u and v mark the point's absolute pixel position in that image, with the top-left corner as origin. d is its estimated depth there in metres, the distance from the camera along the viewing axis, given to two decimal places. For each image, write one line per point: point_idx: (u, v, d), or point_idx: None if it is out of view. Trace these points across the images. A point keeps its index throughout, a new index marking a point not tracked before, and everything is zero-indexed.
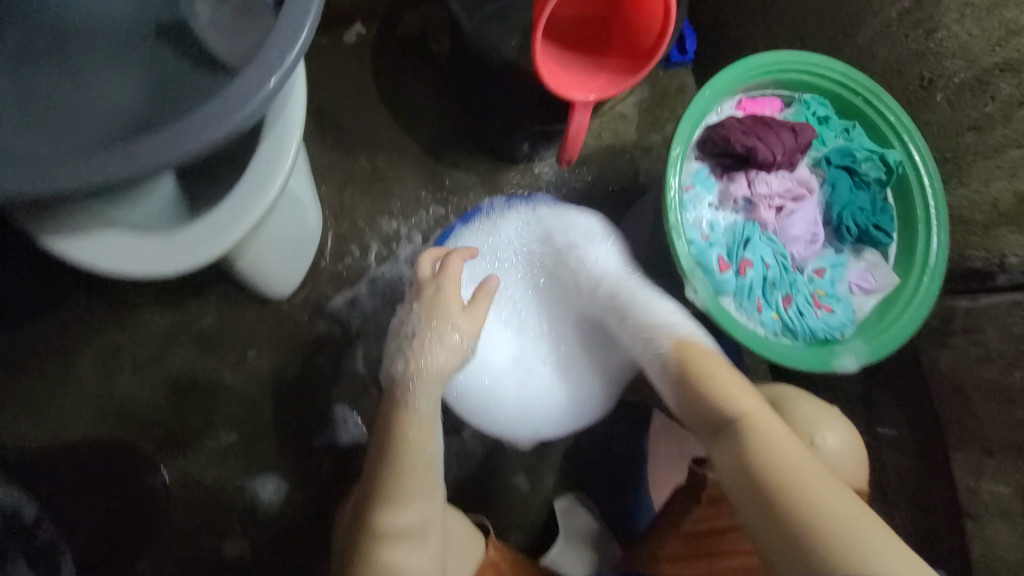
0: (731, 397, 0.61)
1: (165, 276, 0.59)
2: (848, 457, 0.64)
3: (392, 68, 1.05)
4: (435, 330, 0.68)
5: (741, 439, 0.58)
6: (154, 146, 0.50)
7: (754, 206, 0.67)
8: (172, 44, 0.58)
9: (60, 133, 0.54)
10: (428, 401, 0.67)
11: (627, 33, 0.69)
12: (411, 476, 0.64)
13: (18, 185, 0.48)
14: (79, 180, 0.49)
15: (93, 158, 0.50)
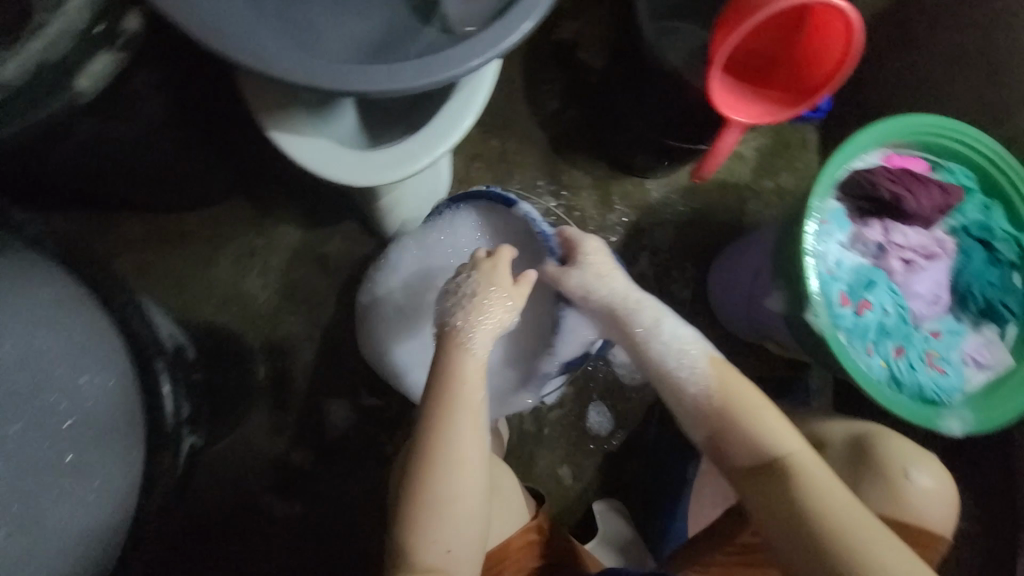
0: (762, 421, 0.62)
1: (350, 184, 0.68)
2: (938, 496, 0.62)
3: (539, 67, 1.14)
4: (486, 304, 0.68)
5: (783, 479, 0.58)
6: (374, 74, 0.57)
7: (884, 253, 0.69)
8: (413, 5, 0.70)
9: (297, 40, 0.62)
10: (479, 357, 0.67)
11: (793, 70, 0.74)
12: (472, 431, 0.65)
13: (247, 60, 0.54)
14: (301, 78, 0.55)
15: (320, 64, 0.56)
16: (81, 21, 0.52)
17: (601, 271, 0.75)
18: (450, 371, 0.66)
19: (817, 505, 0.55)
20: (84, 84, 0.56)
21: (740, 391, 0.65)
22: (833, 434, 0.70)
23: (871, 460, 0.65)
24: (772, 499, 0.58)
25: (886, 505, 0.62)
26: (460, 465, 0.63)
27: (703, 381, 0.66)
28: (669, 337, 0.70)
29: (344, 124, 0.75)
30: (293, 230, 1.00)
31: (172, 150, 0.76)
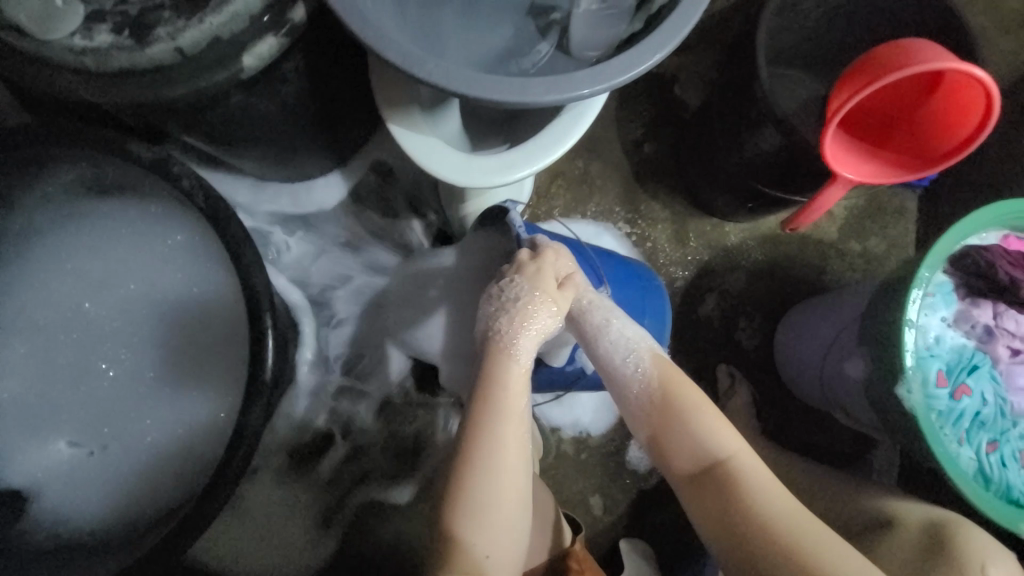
0: (705, 423, 0.67)
1: (452, 181, 0.72)
2: None
3: (636, 97, 1.14)
4: (531, 308, 0.67)
5: (726, 479, 0.65)
6: (503, 85, 0.60)
7: (992, 339, 0.65)
8: (539, 24, 0.72)
9: (432, 48, 0.67)
10: (522, 364, 0.67)
11: (911, 136, 0.72)
12: (517, 437, 0.66)
13: (397, 60, 0.59)
14: (438, 80, 0.59)
15: (456, 69, 0.60)
16: (255, 7, 0.59)
17: (568, 273, 0.71)
18: (495, 378, 0.66)
19: (753, 501, 0.64)
20: (248, 62, 0.62)
21: (679, 386, 0.68)
22: (908, 515, 0.65)
23: (942, 552, 0.59)
24: (727, 504, 0.65)
25: None
26: (505, 474, 0.64)
27: (647, 377, 0.69)
28: (617, 334, 0.70)
29: (450, 127, 0.79)
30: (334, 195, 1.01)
31: (297, 130, 0.82)
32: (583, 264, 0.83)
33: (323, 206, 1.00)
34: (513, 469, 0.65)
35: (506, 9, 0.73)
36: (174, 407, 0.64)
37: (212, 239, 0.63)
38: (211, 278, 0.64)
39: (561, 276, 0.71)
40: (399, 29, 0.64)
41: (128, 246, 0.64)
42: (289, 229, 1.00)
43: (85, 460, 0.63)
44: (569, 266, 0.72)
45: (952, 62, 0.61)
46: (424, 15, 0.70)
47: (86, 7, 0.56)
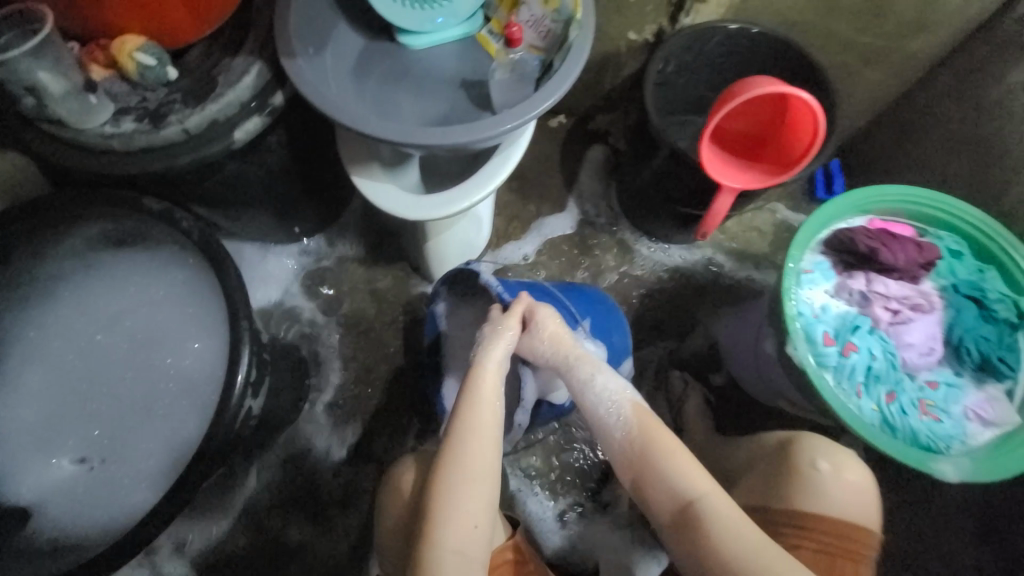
0: (677, 464, 0.66)
1: (405, 216, 0.87)
2: (851, 483, 0.69)
3: (576, 148, 1.30)
4: (494, 342, 0.74)
5: (702, 522, 0.63)
6: (432, 133, 0.77)
7: (869, 302, 0.75)
8: (469, 93, 0.89)
9: (379, 114, 0.85)
10: (486, 403, 0.70)
11: (778, 151, 0.89)
12: (478, 476, 0.66)
13: (348, 121, 0.77)
14: (381, 135, 0.77)
15: (395, 126, 0.78)
16: (243, 96, 0.78)
17: (560, 331, 0.76)
18: (459, 415, 0.69)
19: (729, 544, 0.61)
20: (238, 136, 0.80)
21: (656, 433, 0.68)
22: (768, 441, 0.80)
23: (786, 459, 0.74)
24: (692, 543, 0.63)
25: (801, 493, 0.69)
26: (462, 513, 0.64)
27: (627, 427, 0.69)
28: (603, 387, 0.72)
29: (411, 180, 0.95)
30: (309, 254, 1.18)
31: (281, 193, 0.98)
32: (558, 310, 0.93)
33: (295, 252, 1.18)
34: (472, 505, 0.65)
35: (440, 83, 0.90)
36: (160, 423, 0.73)
37: (198, 274, 0.76)
38: (194, 309, 0.75)
39: (551, 332, 0.76)
40: (352, 102, 0.82)
41: (134, 288, 0.77)
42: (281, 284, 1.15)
43: (86, 474, 0.72)
44: (562, 325, 0.77)
45: (780, 86, 0.78)
46: (374, 92, 0.88)
47: (116, 106, 0.76)
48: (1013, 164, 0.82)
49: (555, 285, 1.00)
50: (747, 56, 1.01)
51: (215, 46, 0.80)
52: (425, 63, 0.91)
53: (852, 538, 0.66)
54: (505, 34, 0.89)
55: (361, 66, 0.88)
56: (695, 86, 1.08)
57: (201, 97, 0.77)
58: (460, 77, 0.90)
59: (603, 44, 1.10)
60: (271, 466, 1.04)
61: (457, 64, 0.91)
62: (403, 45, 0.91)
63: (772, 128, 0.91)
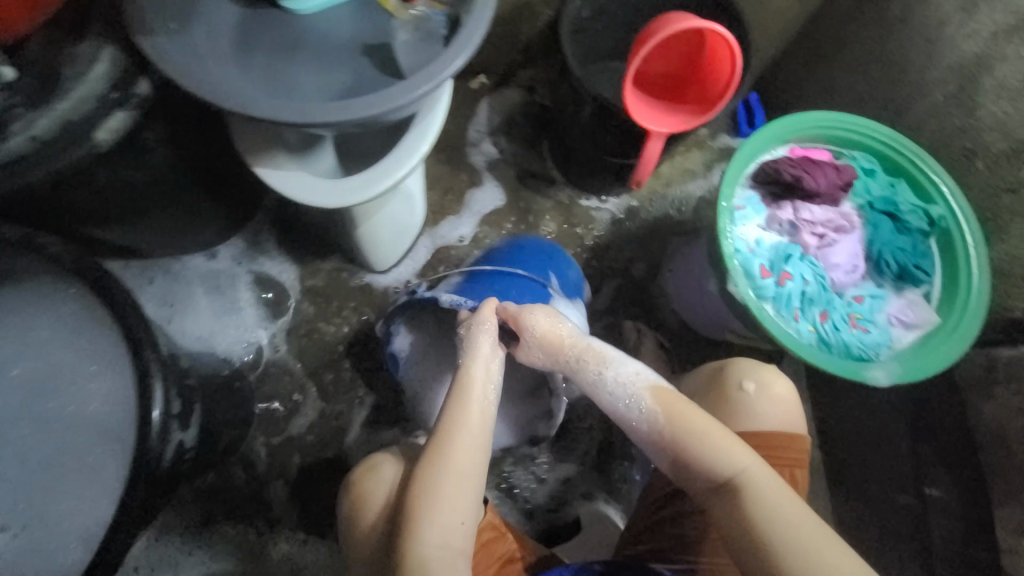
0: (709, 441, 0.63)
1: (323, 205, 0.80)
2: (785, 398, 0.73)
3: (503, 108, 1.23)
4: (477, 341, 0.70)
5: (741, 497, 0.59)
6: (334, 109, 0.69)
7: (797, 230, 0.78)
8: (373, 59, 0.80)
9: (272, 92, 0.75)
10: (477, 409, 0.67)
11: (700, 87, 0.88)
12: (464, 475, 0.63)
13: (234, 105, 0.67)
14: (274, 117, 0.67)
15: (291, 103, 0.69)
16: (99, 87, 0.67)
17: (557, 331, 0.72)
18: (451, 422, 0.65)
19: (764, 511, 0.58)
20: (102, 137, 0.69)
21: (686, 413, 0.66)
22: (702, 371, 0.82)
23: (715, 386, 0.77)
24: (728, 517, 0.60)
25: (734, 416, 0.73)
26: (445, 515, 0.61)
27: (652, 414, 0.67)
28: (616, 379, 0.70)
29: (325, 162, 0.86)
30: (228, 263, 1.09)
31: (179, 195, 0.88)
32: (528, 283, 0.92)
33: (218, 260, 1.09)
34: (451, 503, 0.62)
35: (340, 51, 0.80)
36: (76, 475, 0.64)
37: (87, 303, 0.66)
38: (87, 345, 0.65)
39: (548, 334, 0.72)
40: (236, 81, 0.72)
41: (14, 329, 0.67)
42: (208, 297, 1.07)
43: (7, 543, 0.63)
44: (557, 322, 0.73)
45: (694, 21, 0.76)
46: (262, 67, 0.77)
47: None
48: (914, 79, 0.85)
49: (491, 265, 0.94)
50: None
51: (54, 32, 0.68)
52: (319, 29, 0.81)
53: (788, 446, 0.70)
54: None
55: (243, 40, 0.77)
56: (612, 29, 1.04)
57: (46, 95, 0.65)
58: (360, 41, 0.81)
59: None
60: (233, 488, 0.99)
61: (354, 28, 0.81)
62: (287, 11, 0.80)
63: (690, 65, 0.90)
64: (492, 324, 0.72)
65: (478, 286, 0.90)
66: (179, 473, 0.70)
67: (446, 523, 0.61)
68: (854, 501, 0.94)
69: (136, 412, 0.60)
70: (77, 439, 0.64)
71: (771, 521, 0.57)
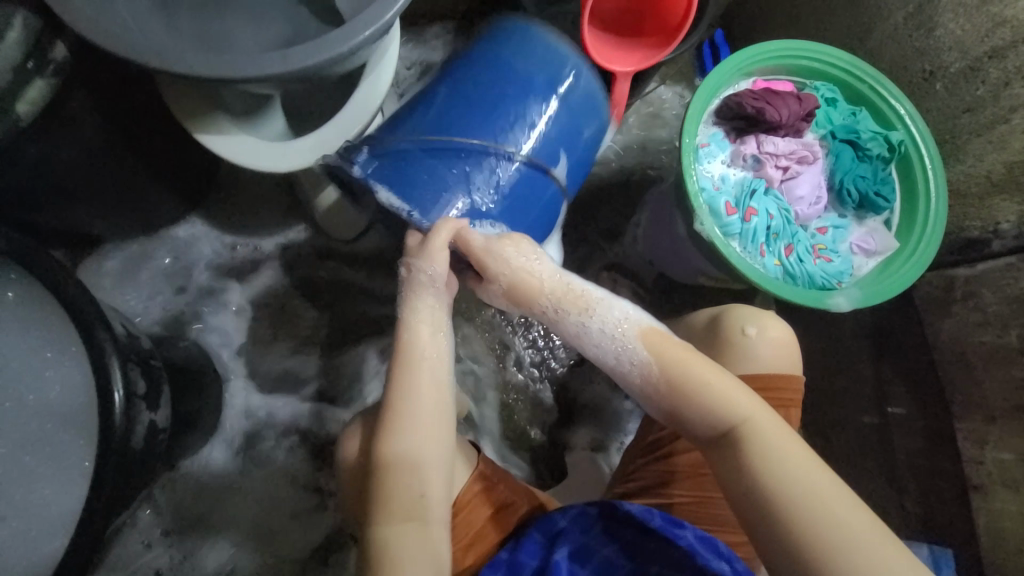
0: (702, 389, 0.60)
1: (276, 170, 0.76)
2: (777, 342, 0.69)
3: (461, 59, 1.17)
4: (420, 299, 0.66)
5: (744, 444, 0.58)
6: (275, 59, 0.64)
7: (761, 164, 0.78)
8: (312, 7, 0.75)
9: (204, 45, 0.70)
10: (432, 370, 0.64)
11: (658, 19, 0.86)
12: (433, 442, 0.62)
13: (163, 60, 0.62)
14: (208, 70, 0.62)
15: (226, 57, 0.64)
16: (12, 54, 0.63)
17: (531, 270, 0.67)
18: (406, 389, 0.62)
19: (772, 460, 0.56)
20: (24, 108, 0.66)
21: (680, 358, 0.62)
22: (695, 319, 0.77)
23: (715, 333, 0.72)
24: (725, 466, 0.59)
25: (732, 363, 0.69)
26: (417, 484, 0.60)
27: (639, 354, 0.64)
28: (600, 319, 0.66)
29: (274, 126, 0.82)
30: (183, 242, 1.04)
31: (119, 168, 0.82)
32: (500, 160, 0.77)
33: (173, 239, 1.04)
34: (420, 473, 0.61)
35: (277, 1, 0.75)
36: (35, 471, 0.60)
37: (24, 287, 0.61)
38: (24, 335, 0.60)
39: (519, 275, 0.67)
40: (167, 36, 0.67)
41: None
42: (168, 278, 1.03)
43: None
44: (532, 261, 0.68)
45: None
46: (192, 22, 0.71)
47: None
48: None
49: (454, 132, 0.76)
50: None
51: None
52: None
53: (784, 387, 0.68)
54: None
55: None
56: None
57: None
58: None
59: None
60: (212, 470, 0.96)
61: None
62: None
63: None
64: (441, 267, 0.66)
65: (430, 164, 0.75)
66: (153, 454, 0.69)
67: (417, 495, 0.60)
68: (824, 427, 0.99)
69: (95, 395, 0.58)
70: (27, 428, 0.61)
71: (777, 471, 0.55)
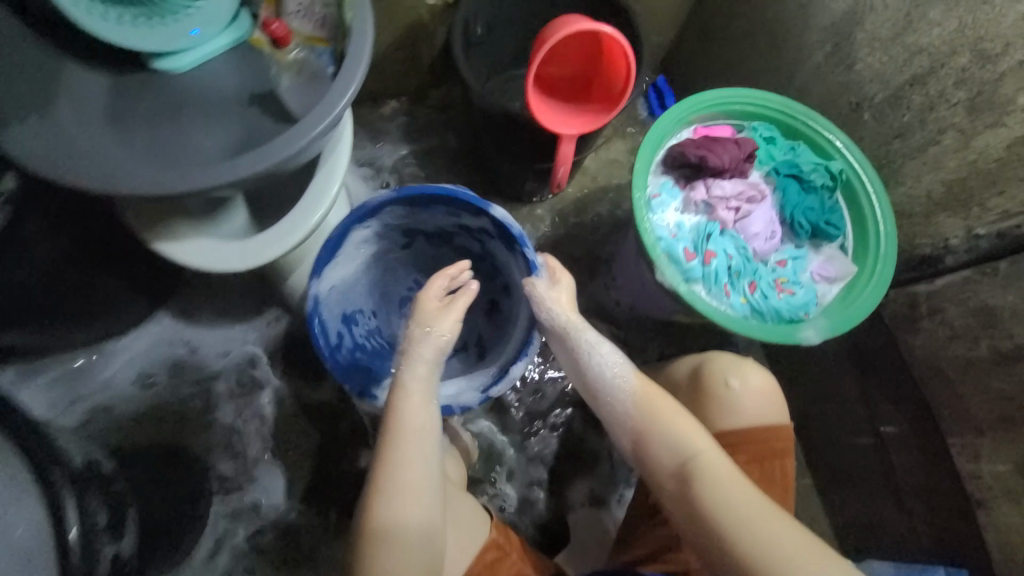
0: (664, 429, 0.66)
1: (237, 270, 0.76)
2: (762, 392, 0.68)
3: (418, 129, 1.21)
4: (413, 361, 0.68)
5: (693, 482, 0.63)
6: (228, 167, 0.66)
7: (713, 208, 0.81)
8: (262, 107, 0.78)
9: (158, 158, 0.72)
10: (418, 438, 0.65)
11: (603, 83, 0.89)
12: (413, 515, 0.62)
13: (118, 184, 0.63)
14: (162, 188, 0.64)
15: (179, 172, 0.65)
16: None
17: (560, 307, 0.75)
18: (391, 455, 0.64)
19: (717, 499, 0.61)
20: None
21: (655, 396, 0.68)
22: (678, 369, 0.77)
23: (698, 384, 0.72)
24: (676, 500, 0.64)
25: (717, 417, 0.69)
26: (393, 559, 0.61)
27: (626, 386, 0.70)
28: (603, 355, 0.72)
29: (241, 218, 0.82)
30: (152, 341, 1.02)
31: (78, 281, 0.82)
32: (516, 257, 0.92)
33: (140, 339, 1.02)
34: (398, 548, 0.61)
35: (228, 104, 0.77)
36: None
37: None
38: None
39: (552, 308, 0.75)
40: (123, 156, 0.69)
41: None
42: (138, 380, 1.00)
43: None
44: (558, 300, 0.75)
45: (585, 23, 0.78)
46: (146, 135, 0.73)
47: None
48: (796, 41, 0.89)
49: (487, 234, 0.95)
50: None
51: None
52: (199, 86, 0.77)
53: (774, 439, 0.67)
54: (268, 34, 0.77)
55: (120, 111, 0.73)
56: (507, 37, 1.05)
57: None
58: (247, 91, 0.78)
59: (403, 16, 1.02)
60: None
61: (241, 79, 0.79)
62: (166, 71, 0.77)
63: (592, 63, 0.91)
64: (449, 320, 0.71)
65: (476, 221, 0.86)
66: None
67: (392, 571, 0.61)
68: (823, 449, 0.98)
69: (50, 535, 0.55)
70: None
71: (720, 508, 0.60)
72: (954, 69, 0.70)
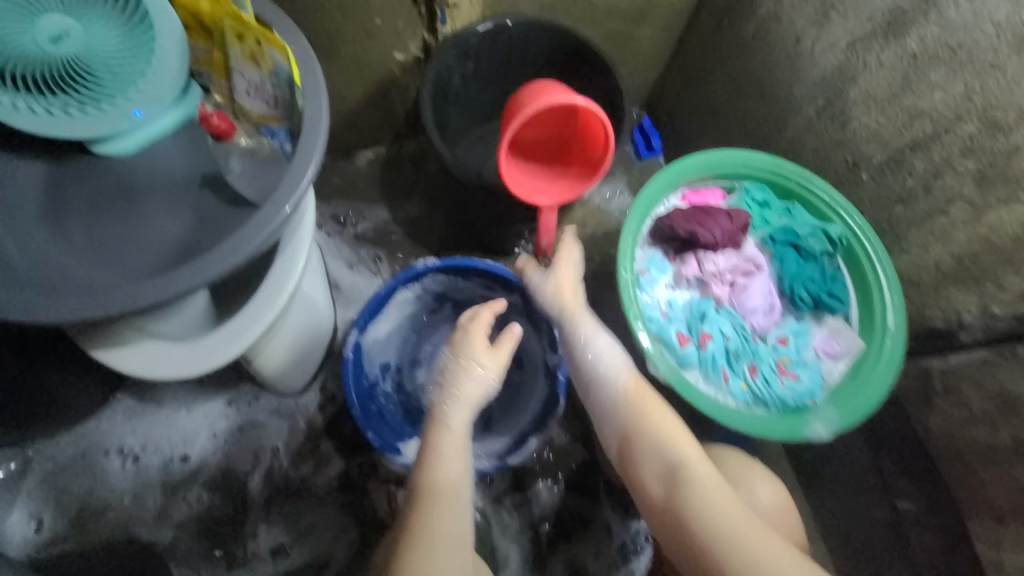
0: (693, 458, 0.66)
1: (190, 377, 0.69)
2: (779, 506, 0.68)
3: (394, 181, 1.15)
4: (463, 383, 0.71)
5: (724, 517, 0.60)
6: (186, 274, 0.59)
7: (706, 284, 0.75)
8: (214, 191, 0.70)
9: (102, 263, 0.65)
10: (460, 461, 0.67)
11: (583, 146, 0.83)
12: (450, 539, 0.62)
13: (56, 312, 0.56)
14: (106, 309, 0.57)
15: (129, 287, 0.58)
16: None
17: (561, 291, 0.77)
18: (436, 470, 0.65)
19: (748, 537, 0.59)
20: None
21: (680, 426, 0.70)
22: None
23: None
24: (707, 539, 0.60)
25: None
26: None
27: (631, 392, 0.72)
28: (596, 348, 0.74)
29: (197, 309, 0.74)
30: (114, 427, 0.96)
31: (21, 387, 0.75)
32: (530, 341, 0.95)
33: (103, 425, 0.96)
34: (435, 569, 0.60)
35: (177, 187, 0.70)
36: None
37: None
38: None
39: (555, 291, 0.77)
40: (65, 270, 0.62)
41: None
42: (99, 471, 0.93)
43: None
44: (564, 285, 0.78)
45: (558, 95, 0.72)
46: (87, 234, 0.66)
47: None
48: (784, 93, 0.84)
49: None
50: (521, 41, 0.93)
51: None
52: (143, 169, 0.70)
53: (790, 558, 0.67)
54: (208, 125, 0.68)
55: (55, 207, 0.67)
56: (482, 90, 0.99)
57: None
58: (198, 172, 0.71)
59: (372, 73, 0.96)
60: None
61: (191, 158, 0.71)
62: (108, 155, 0.69)
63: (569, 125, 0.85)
64: (496, 351, 0.74)
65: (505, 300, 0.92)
66: None
67: None
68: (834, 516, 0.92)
69: None
70: None
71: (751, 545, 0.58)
72: (959, 137, 0.66)
